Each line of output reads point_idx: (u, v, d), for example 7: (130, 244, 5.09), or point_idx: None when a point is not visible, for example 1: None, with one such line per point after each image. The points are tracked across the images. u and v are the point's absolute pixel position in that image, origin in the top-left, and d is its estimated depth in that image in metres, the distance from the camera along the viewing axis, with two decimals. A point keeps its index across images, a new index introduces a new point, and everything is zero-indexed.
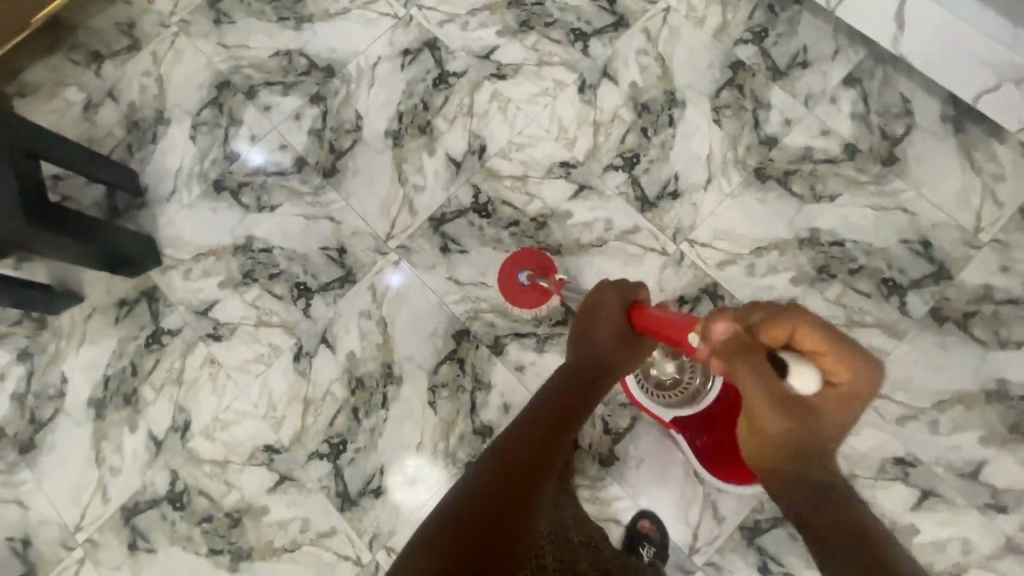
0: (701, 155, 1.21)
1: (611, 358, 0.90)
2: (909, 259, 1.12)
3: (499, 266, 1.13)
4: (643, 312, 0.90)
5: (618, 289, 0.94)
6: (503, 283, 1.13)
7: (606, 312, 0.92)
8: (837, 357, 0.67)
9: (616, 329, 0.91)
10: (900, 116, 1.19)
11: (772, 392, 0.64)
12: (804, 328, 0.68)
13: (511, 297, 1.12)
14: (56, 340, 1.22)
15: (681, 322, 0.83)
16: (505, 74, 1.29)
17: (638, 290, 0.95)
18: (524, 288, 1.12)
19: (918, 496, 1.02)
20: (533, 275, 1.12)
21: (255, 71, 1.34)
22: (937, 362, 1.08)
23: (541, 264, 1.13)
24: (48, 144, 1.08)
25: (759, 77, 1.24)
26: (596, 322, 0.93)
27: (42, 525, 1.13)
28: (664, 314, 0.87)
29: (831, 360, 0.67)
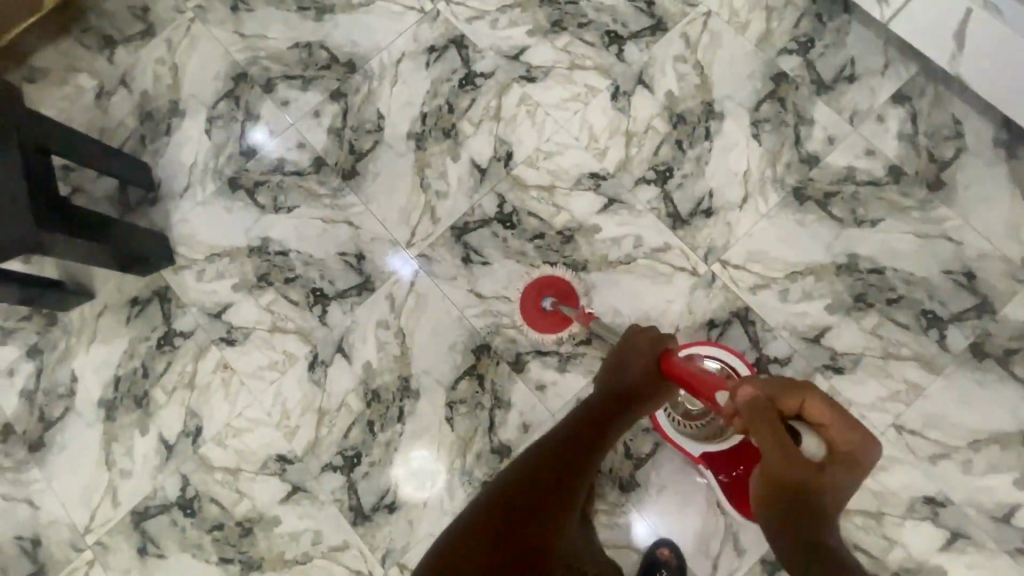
0: (737, 172, 1.16)
1: (641, 394, 0.91)
2: (951, 291, 1.08)
3: (524, 287, 1.12)
4: (674, 360, 0.92)
5: (648, 338, 0.97)
6: (527, 312, 1.12)
7: (634, 355, 0.95)
8: (844, 430, 0.77)
9: (643, 369, 0.93)
10: (950, 138, 1.13)
11: (788, 451, 0.72)
12: (814, 401, 0.79)
13: (533, 322, 1.10)
14: (66, 337, 1.19)
15: (702, 375, 0.88)
16: (535, 77, 1.23)
17: (668, 338, 0.97)
18: (548, 316, 1.10)
19: (947, 537, 1.00)
20: (557, 301, 1.10)
21: (273, 63, 1.29)
22: (975, 400, 1.04)
23: (563, 291, 1.12)
24: (53, 138, 1.02)
25: (803, 90, 1.18)
26: (626, 359, 0.95)
27: (51, 526, 1.12)
28: (686, 368, 0.90)
29: (837, 433, 0.77)
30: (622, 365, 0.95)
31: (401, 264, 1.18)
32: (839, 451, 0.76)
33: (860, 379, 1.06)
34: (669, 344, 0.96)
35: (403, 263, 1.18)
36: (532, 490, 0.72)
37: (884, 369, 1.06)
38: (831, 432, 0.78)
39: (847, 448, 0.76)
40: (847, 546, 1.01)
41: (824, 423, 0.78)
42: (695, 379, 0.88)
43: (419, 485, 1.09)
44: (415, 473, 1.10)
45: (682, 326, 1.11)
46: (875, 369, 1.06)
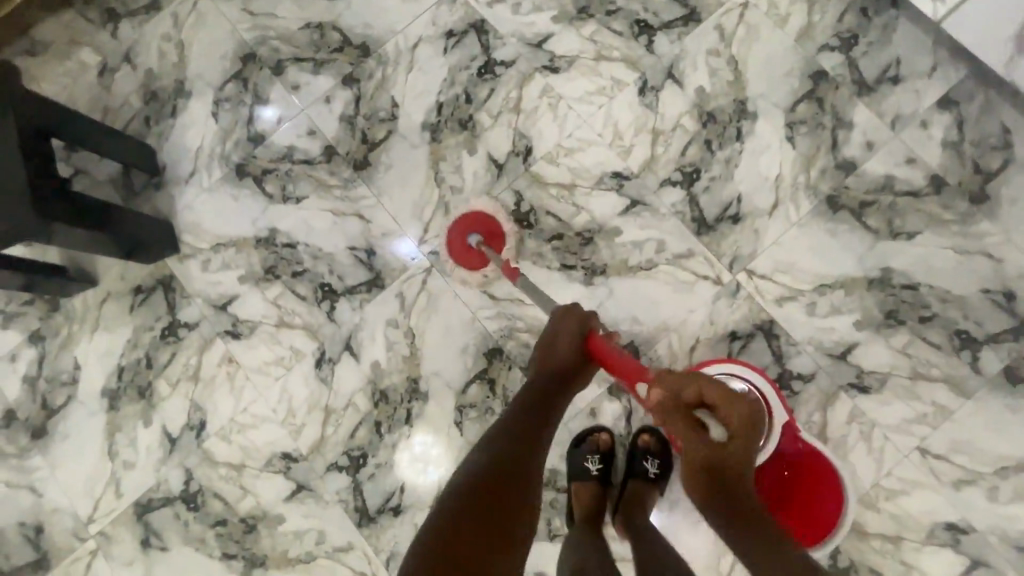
0: (769, 177, 1.10)
1: (574, 377, 0.88)
2: (988, 311, 1.03)
3: (453, 220, 1.08)
4: (600, 344, 0.87)
5: (574, 317, 0.90)
6: (450, 241, 1.08)
7: (561, 342, 0.89)
8: (733, 405, 0.71)
9: (574, 354, 0.88)
10: (997, 148, 1.07)
11: (700, 442, 0.72)
12: (708, 388, 0.71)
13: (453, 252, 1.07)
14: (69, 324, 1.17)
15: (619, 362, 0.83)
16: (558, 67, 1.17)
17: (591, 316, 0.92)
18: (468, 250, 1.07)
19: (966, 564, 0.97)
20: (481, 241, 1.07)
21: (283, 44, 1.23)
22: (1005, 426, 1.00)
23: (490, 231, 1.09)
24: (56, 123, 0.99)
25: (843, 90, 1.11)
26: (554, 345, 0.89)
27: (55, 514, 1.11)
28: (605, 349, 0.86)
29: (729, 409, 0.71)
30: (554, 349, 0.89)
31: (406, 247, 1.15)
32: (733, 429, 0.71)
33: (886, 400, 1.02)
34: (593, 323, 0.91)
35: (406, 246, 1.15)
36: (482, 506, 0.65)
37: (911, 391, 1.02)
38: (724, 410, 0.71)
39: (746, 423, 0.71)
40: (862, 569, 0.99)
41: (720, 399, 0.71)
42: (615, 366, 0.84)
43: (418, 469, 1.08)
44: (418, 457, 1.08)
45: (703, 337, 1.07)
46: (903, 390, 1.02)
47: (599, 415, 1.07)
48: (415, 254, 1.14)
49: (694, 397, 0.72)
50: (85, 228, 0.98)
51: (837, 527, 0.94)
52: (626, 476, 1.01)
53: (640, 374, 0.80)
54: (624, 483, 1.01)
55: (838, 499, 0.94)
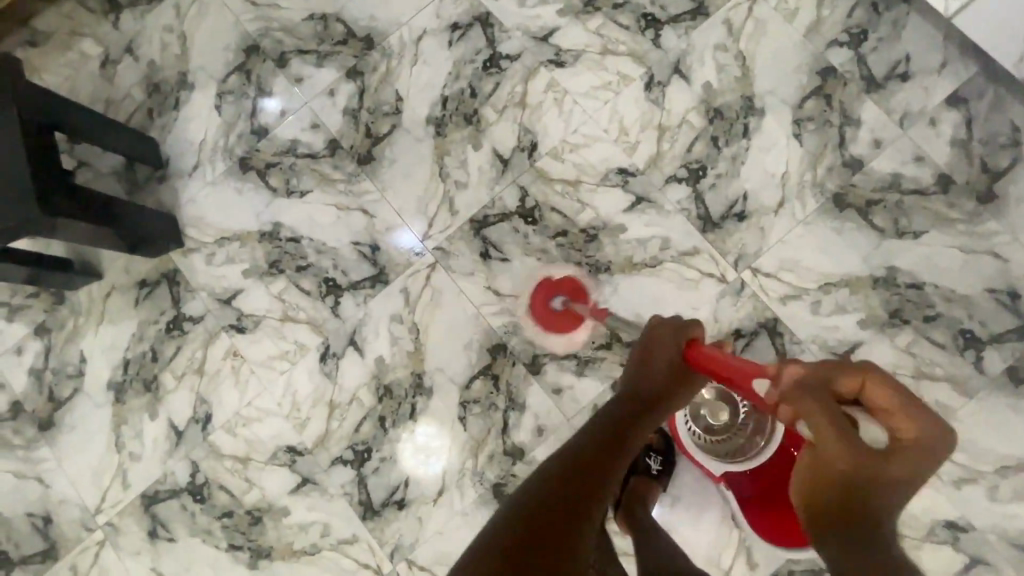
0: (775, 174, 1.10)
1: (668, 395, 0.81)
2: (993, 311, 1.02)
3: (533, 286, 1.10)
4: (699, 350, 0.82)
5: (670, 326, 0.86)
6: (537, 311, 1.10)
7: (659, 356, 0.83)
8: (906, 413, 0.54)
9: (671, 367, 0.82)
10: (1006, 146, 1.06)
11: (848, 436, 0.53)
12: (873, 379, 0.58)
13: (540, 321, 1.09)
14: (75, 317, 1.17)
15: (739, 364, 0.75)
16: (564, 61, 1.16)
17: (694, 324, 0.87)
18: (557, 313, 1.09)
19: (964, 562, 0.98)
20: (567, 301, 1.09)
21: (286, 36, 1.21)
22: (1008, 426, 1.00)
23: (574, 290, 1.10)
24: (58, 116, 0.99)
25: (851, 87, 1.10)
26: (649, 357, 0.84)
27: (63, 505, 1.12)
28: (717, 354, 0.79)
29: (901, 418, 0.54)
30: (649, 363, 0.84)
31: (410, 240, 1.15)
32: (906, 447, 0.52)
33: None
34: (693, 332, 0.86)
35: (408, 239, 1.15)
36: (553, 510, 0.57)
37: (915, 389, 1.02)
38: (893, 419, 0.55)
39: (919, 438, 0.52)
40: None
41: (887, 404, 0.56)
42: (730, 368, 0.75)
43: (421, 460, 1.09)
44: (421, 448, 1.09)
45: (707, 334, 1.07)
46: (905, 388, 1.03)
47: None
48: (419, 248, 1.14)
49: (852, 391, 0.59)
50: (83, 224, 0.98)
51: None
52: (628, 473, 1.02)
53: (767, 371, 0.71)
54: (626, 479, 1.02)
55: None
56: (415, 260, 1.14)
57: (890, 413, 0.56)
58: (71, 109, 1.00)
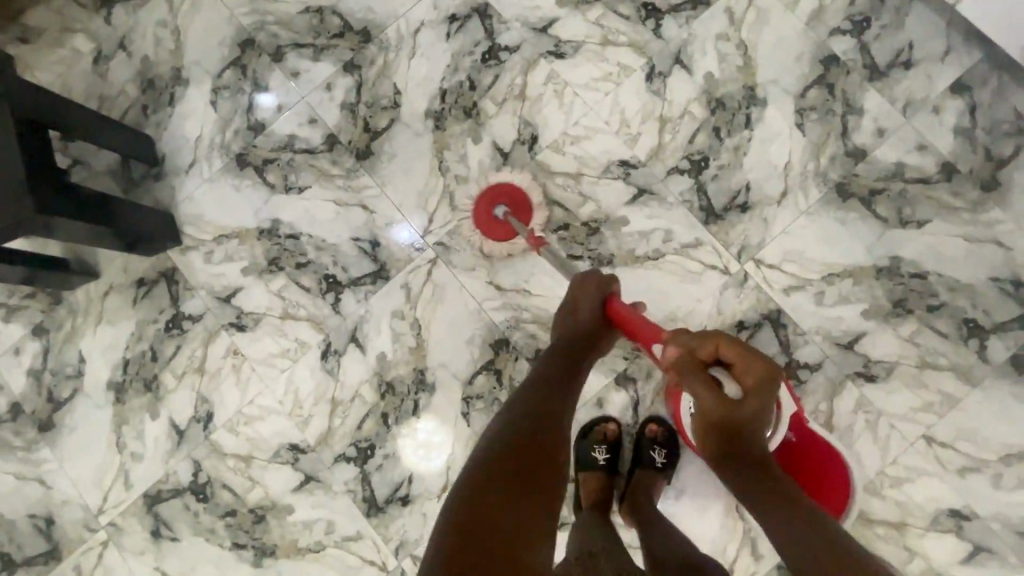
0: (778, 165, 1.09)
1: (594, 345, 0.89)
2: (997, 300, 1.02)
3: (479, 191, 1.08)
4: (617, 307, 0.89)
5: (594, 284, 0.91)
6: (478, 214, 1.08)
7: (581, 309, 0.90)
8: (750, 365, 0.76)
9: (595, 319, 0.89)
10: (1009, 134, 1.05)
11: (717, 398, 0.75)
12: (724, 345, 0.78)
13: (479, 223, 1.08)
14: (73, 317, 1.16)
15: (642, 323, 0.86)
16: (564, 53, 1.14)
17: (613, 280, 0.92)
18: (495, 220, 1.07)
19: (968, 550, 0.98)
20: (508, 212, 1.07)
21: (282, 29, 1.20)
22: (1012, 414, 1.00)
23: (519, 205, 1.08)
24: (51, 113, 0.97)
25: (854, 76, 1.09)
26: (573, 311, 0.90)
27: (65, 506, 1.12)
28: (628, 311, 0.88)
29: (744, 369, 0.77)
30: (573, 314, 0.90)
31: (410, 235, 1.14)
32: (751, 393, 0.75)
33: (892, 388, 1.03)
34: (612, 288, 0.91)
35: (408, 233, 1.14)
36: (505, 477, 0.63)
37: (918, 379, 1.02)
38: (741, 368, 0.77)
39: (764, 383, 0.75)
40: None
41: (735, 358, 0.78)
42: (639, 326, 0.85)
43: (425, 456, 1.09)
44: (422, 444, 1.09)
45: (710, 326, 1.07)
46: (910, 378, 1.02)
47: (606, 406, 1.06)
48: (418, 243, 1.13)
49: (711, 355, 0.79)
50: (78, 223, 0.96)
51: (843, 515, 0.96)
52: (632, 465, 1.02)
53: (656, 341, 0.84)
54: (630, 471, 1.02)
55: (847, 493, 0.95)
56: (415, 255, 1.13)
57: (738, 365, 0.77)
58: (64, 107, 0.99)
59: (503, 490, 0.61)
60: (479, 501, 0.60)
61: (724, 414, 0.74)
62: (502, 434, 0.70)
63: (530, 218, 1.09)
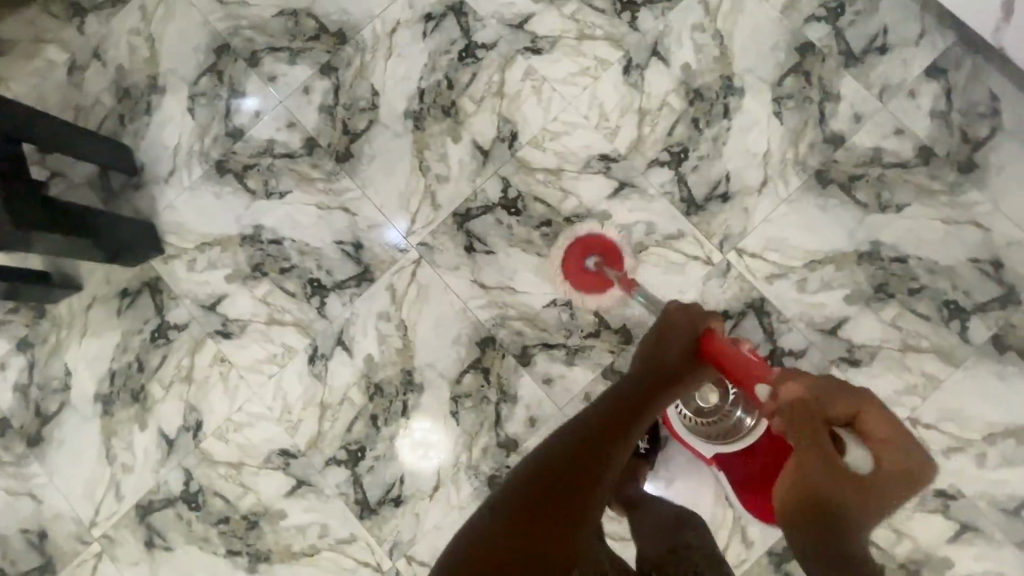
0: (757, 153, 1.09)
1: (678, 378, 0.81)
2: (976, 281, 1.03)
3: (568, 243, 1.08)
4: (713, 341, 0.83)
5: (687, 313, 0.87)
6: (569, 269, 1.08)
7: (671, 340, 0.85)
8: (887, 438, 0.61)
9: (683, 351, 0.84)
10: (985, 116, 1.06)
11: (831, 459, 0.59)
12: (871, 410, 0.63)
13: (572, 278, 1.07)
14: (57, 331, 1.15)
15: (738, 359, 0.79)
16: (540, 48, 1.14)
17: (710, 317, 0.87)
18: (589, 273, 1.07)
19: (955, 529, 1.00)
20: (600, 262, 1.07)
21: (257, 34, 1.19)
22: (993, 394, 1.01)
23: (610, 252, 1.08)
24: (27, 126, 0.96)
25: (830, 62, 1.09)
26: (660, 343, 0.85)
27: (57, 519, 1.12)
28: (724, 347, 0.82)
29: (892, 452, 0.59)
30: (659, 348, 0.84)
31: (392, 236, 1.13)
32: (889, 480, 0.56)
33: (876, 372, 1.03)
34: (713, 323, 0.86)
35: (391, 234, 1.14)
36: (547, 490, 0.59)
37: (902, 362, 1.03)
38: (879, 443, 0.61)
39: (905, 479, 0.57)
40: None
41: (875, 431, 0.62)
42: (735, 363, 0.79)
43: (417, 455, 1.09)
44: (419, 443, 1.09)
45: None
46: (893, 362, 1.03)
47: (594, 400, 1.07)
48: (402, 245, 1.13)
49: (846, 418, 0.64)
50: (59, 237, 0.96)
51: None
52: None
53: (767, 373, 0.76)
54: None
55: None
56: (399, 254, 1.13)
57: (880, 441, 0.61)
58: (44, 121, 0.98)
59: (541, 505, 0.57)
60: (516, 509, 0.57)
61: (832, 480, 0.57)
62: (551, 454, 0.65)
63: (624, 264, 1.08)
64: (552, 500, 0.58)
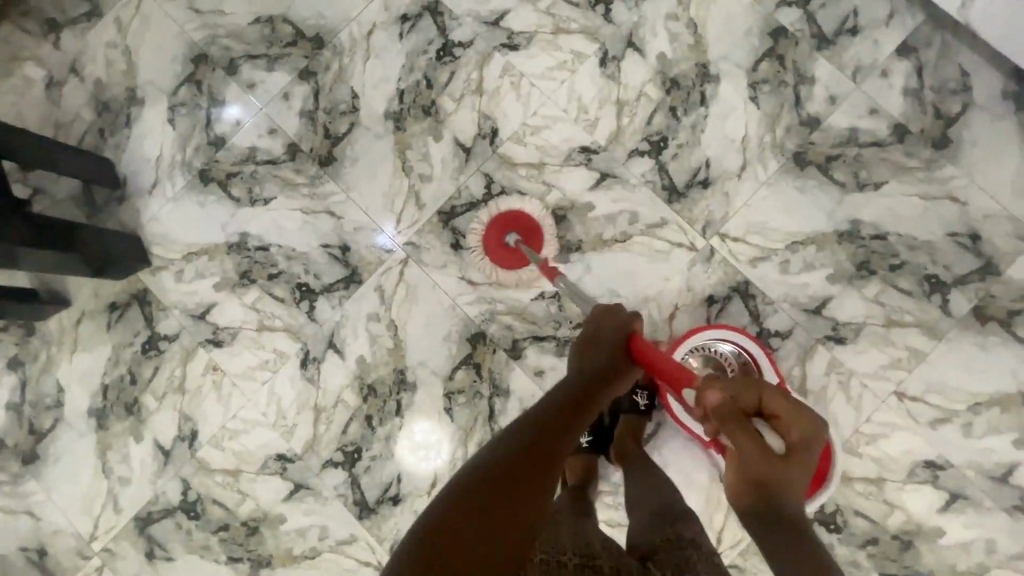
0: (736, 138, 1.11)
1: (612, 375, 0.82)
2: (955, 254, 1.05)
3: (489, 219, 1.07)
4: (641, 342, 0.83)
5: (615, 319, 0.86)
6: (487, 244, 1.08)
7: (602, 343, 0.84)
8: (795, 414, 0.60)
9: (616, 352, 0.84)
10: (957, 92, 1.07)
11: (756, 458, 0.59)
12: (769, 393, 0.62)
13: (489, 250, 1.07)
14: (48, 347, 1.15)
15: (666, 360, 0.79)
16: (517, 44, 1.15)
17: (635, 318, 0.87)
18: (507, 249, 1.07)
19: (945, 498, 1.01)
20: (519, 240, 1.07)
21: (234, 42, 1.19)
22: (976, 364, 1.03)
23: (529, 229, 1.08)
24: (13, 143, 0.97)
25: (803, 46, 1.11)
26: (592, 347, 0.85)
27: (57, 536, 1.12)
28: (650, 348, 0.82)
29: (794, 422, 0.60)
30: (592, 351, 0.84)
31: (379, 236, 1.14)
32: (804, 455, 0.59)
33: (861, 349, 1.05)
34: (635, 326, 0.87)
35: (380, 236, 1.14)
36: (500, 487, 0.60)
37: (886, 338, 1.05)
38: (784, 421, 0.61)
39: (812, 442, 0.59)
40: (848, 512, 1.03)
41: (781, 408, 0.61)
42: (663, 365, 0.79)
43: (414, 454, 1.09)
44: (418, 444, 1.10)
45: (681, 302, 1.08)
46: (878, 338, 1.05)
47: None
48: (390, 245, 1.14)
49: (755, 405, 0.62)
50: (44, 252, 0.96)
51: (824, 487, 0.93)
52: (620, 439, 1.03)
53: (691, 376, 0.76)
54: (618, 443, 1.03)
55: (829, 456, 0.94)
56: (387, 252, 1.14)
57: (783, 418, 0.61)
58: (14, 135, 0.97)
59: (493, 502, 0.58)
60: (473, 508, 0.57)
61: (763, 473, 0.58)
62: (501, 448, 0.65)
63: (543, 243, 1.08)
64: (492, 515, 0.56)
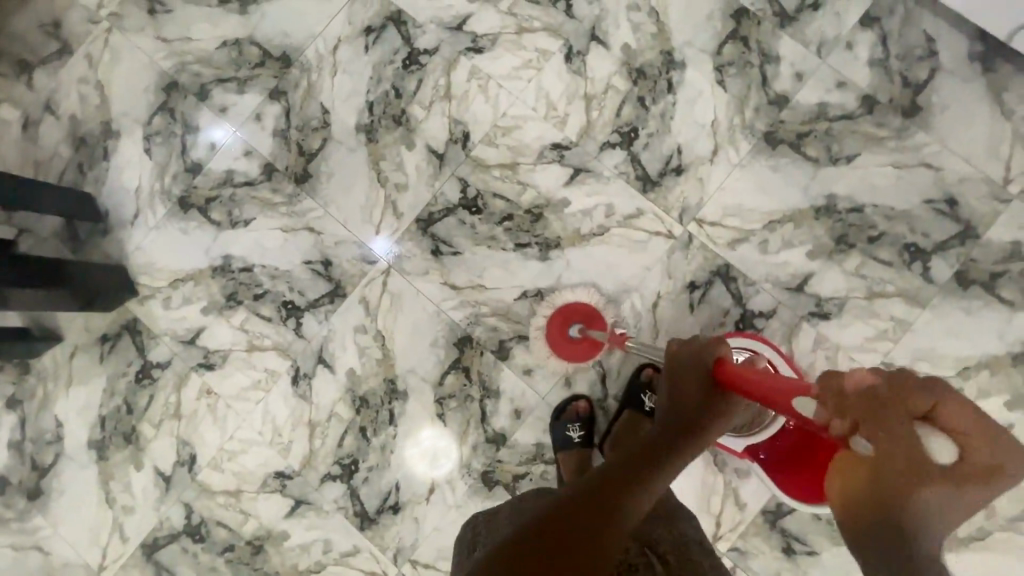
0: (706, 123, 1.11)
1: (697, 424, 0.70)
2: (933, 221, 1.05)
3: (547, 318, 1.06)
4: (728, 368, 0.71)
5: (692, 352, 0.76)
6: (556, 342, 1.06)
7: (684, 379, 0.74)
8: (978, 427, 0.44)
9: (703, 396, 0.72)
10: (923, 59, 1.07)
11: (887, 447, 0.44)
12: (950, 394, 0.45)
13: (557, 350, 1.06)
14: (43, 384, 1.17)
15: (761, 379, 0.66)
16: (482, 47, 1.15)
17: (719, 345, 0.76)
18: (578, 341, 1.06)
19: None
20: (584, 327, 1.05)
21: (203, 67, 1.20)
22: (962, 328, 1.03)
23: (587, 314, 1.07)
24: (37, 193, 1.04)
25: (765, 25, 1.11)
26: (682, 388, 0.74)
27: (66, 568, 1.13)
28: (740, 370, 0.69)
29: (983, 450, 0.43)
30: (675, 388, 0.74)
31: (361, 247, 1.15)
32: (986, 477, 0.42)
33: (846, 323, 1.05)
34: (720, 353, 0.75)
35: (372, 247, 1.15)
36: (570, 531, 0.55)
37: (869, 309, 1.05)
38: (971, 443, 0.44)
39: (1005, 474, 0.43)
40: None
41: (964, 425, 0.44)
42: (753, 381, 0.66)
43: (431, 462, 1.10)
44: (428, 451, 1.10)
45: (665, 291, 1.09)
46: (860, 310, 1.05)
47: (575, 383, 1.09)
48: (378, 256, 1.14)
49: (930, 409, 0.45)
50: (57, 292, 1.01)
51: None
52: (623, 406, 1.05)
53: (806, 390, 0.60)
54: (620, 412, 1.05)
55: None
56: (378, 254, 1.14)
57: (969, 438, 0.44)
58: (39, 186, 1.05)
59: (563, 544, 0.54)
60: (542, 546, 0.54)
61: (897, 473, 0.43)
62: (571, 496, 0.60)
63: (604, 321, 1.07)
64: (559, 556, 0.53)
